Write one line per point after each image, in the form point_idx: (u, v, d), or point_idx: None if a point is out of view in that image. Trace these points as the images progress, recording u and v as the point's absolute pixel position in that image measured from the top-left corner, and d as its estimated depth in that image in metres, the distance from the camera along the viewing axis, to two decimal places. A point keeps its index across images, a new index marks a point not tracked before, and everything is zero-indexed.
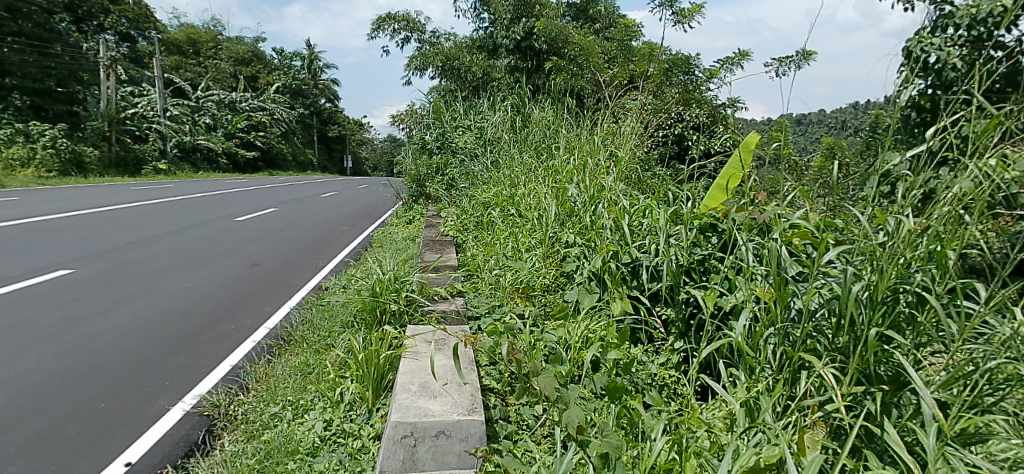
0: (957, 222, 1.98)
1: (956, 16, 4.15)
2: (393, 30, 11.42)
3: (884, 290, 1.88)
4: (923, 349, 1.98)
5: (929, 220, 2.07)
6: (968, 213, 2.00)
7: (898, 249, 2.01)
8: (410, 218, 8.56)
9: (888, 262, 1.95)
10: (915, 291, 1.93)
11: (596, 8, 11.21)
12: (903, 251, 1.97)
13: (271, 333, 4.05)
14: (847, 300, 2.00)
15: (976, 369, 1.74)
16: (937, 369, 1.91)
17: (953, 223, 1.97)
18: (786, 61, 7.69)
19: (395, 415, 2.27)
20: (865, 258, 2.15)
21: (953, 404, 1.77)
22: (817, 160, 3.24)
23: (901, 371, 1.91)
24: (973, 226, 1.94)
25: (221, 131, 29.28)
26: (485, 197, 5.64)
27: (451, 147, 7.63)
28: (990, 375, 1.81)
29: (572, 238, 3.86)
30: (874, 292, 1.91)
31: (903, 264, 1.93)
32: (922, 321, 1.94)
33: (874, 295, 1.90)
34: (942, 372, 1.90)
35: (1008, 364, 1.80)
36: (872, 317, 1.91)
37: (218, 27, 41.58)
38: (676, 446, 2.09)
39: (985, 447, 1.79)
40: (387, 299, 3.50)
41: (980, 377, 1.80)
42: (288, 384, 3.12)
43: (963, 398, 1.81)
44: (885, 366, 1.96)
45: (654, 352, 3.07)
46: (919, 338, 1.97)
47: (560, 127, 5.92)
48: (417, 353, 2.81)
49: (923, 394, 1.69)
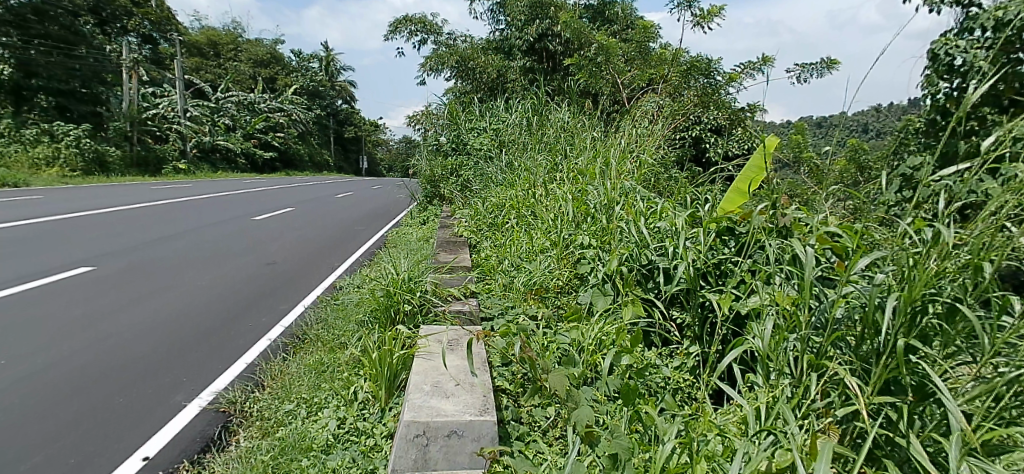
0: (997, 234, 1.91)
1: (981, 19, 4.14)
2: (409, 32, 11.51)
3: (912, 300, 1.82)
4: (949, 361, 1.93)
5: (967, 232, 1.99)
6: (1008, 220, 1.92)
7: (930, 254, 1.95)
8: (425, 218, 8.62)
9: (920, 272, 1.89)
10: (950, 301, 1.86)
11: (613, 10, 11.20)
12: (934, 261, 1.91)
13: (286, 331, 4.09)
14: (875, 310, 1.95)
15: (1004, 381, 1.69)
16: (964, 380, 1.87)
17: (991, 235, 1.90)
18: (807, 66, 7.68)
19: (408, 414, 2.28)
20: (898, 268, 2.09)
21: (977, 416, 1.74)
22: (836, 165, 3.26)
23: (927, 381, 1.87)
24: (1011, 239, 1.88)
25: (240, 131, 29.69)
26: (499, 198, 5.68)
27: (466, 148, 7.70)
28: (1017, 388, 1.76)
29: (587, 240, 3.87)
30: (903, 303, 1.85)
31: (934, 274, 1.88)
32: (950, 332, 1.88)
33: (904, 305, 1.84)
34: (968, 383, 1.87)
35: None
36: (901, 326, 1.85)
37: (238, 29, 42.29)
38: (687, 450, 2.10)
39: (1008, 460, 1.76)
40: (401, 298, 3.53)
41: (1007, 390, 1.75)
42: (303, 381, 3.15)
43: (986, 410, 1.77)
44: (911, 375, 1.91)
45: (668, 355, 3.08)
46: (948, 349, 1.92)
47: (577, 130, 5.93)
48: (431, 353, 2.84)
49: (950, 405, 1.65)
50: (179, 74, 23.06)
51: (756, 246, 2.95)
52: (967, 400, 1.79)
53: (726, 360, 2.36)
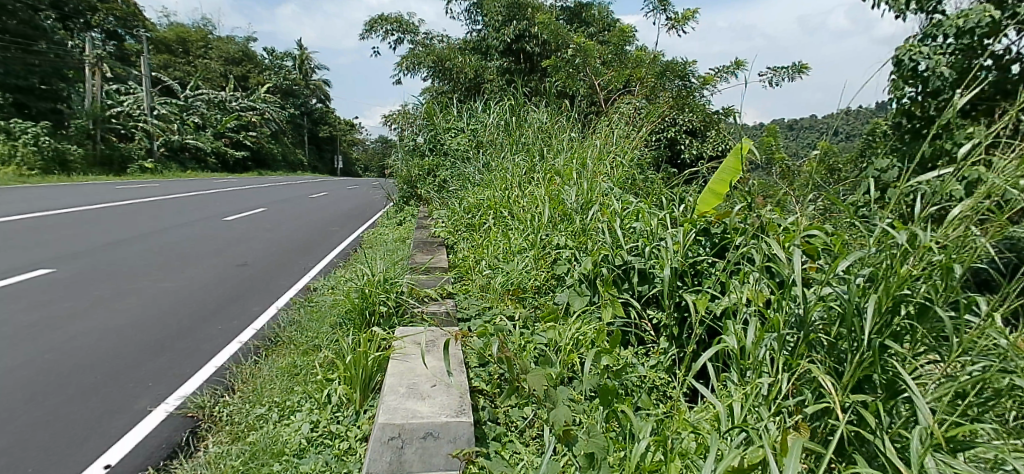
0: (967, 236, 1.95)
1: (944, 26, 4.27)
2: (385, 32, 11.42)
3: (886, 299, 1.85)
4: (917, 358, 1.97)
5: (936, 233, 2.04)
6: (976, 221, 1.97)
7: (903, 254, 1.98)
8: (401, 218, 8.56)
9: (892, 272, 1.92)
10: (922, 301, 1.89)
11: (590, 12, 11.26)
12: (906, 261, 1.95)
13: (257, 334, 4.01)
14: (848, 308, 1.98)
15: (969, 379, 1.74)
16: (932, 376, 1.91)
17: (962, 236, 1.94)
18: (779, 70, 7.84)
19: (382, 416, 2.25)
20: (869, 267, 2.12)
21: (943, 412, 1.78)
22: (808, 166, 3.32)
23: (897, 378, 1.90)
24: (979, 241, 1.92)
25: (211, 130, 29.11)
26: (477, 199, 5.65)
27: (443, 148, 7.66)
28: (982, 384, 1.80)
29: (564, 240, 3.87)
30: (877, 302, 1.88)
31: (906, 273, 1.92)
32: (919, 330, 1.92)
33: (879, 304, 1.86)
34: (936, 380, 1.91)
35: (1004, 376, 1.78)
36: (876, 325, 1.88)
37: (209, 26, 41.47)
38: (662, 447, 2.11)
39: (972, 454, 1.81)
40: (376, 300, 3.49)
41: (973, 387, 1.80)
42: (275, 385, 3.09)
43: (952, 407, 1.82)
44: (881, 373, 1.94)
45: (644, 354, 3.10)
46: (916, 347, 1.96)
47: (555, 131, 5.95)
48: (406, 355, 2.81)
49: (919, 402, 1.69)
50: (146, 71, 22.53)
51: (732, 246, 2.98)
52: (934, 396, 1.83)
53: (702, 358, 2.37)
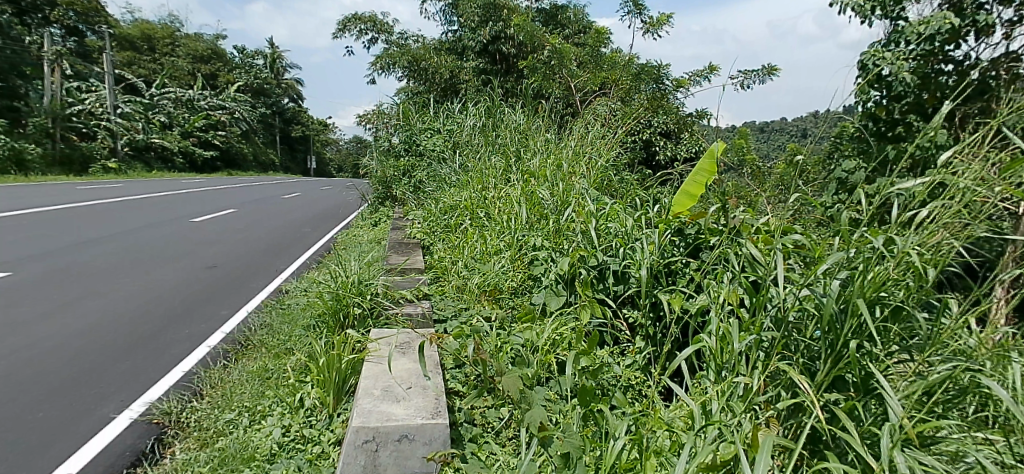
0: (938, 237, 1.98)
1: (907, 33, 4.41)
2: (359, 31, 11.30)
3: (860, 298, 1.88)
4: (885, 357, 2.01)
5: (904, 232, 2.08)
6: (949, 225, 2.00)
7: (877, 256, 2.01)
8: (376, 219, 8.47)
9: (865, 272, 1.95)
10: (896, 303, 1.92)
11: (565, 14, 11.32)
12: (878, 260, 1.99)
13: (227, 337, 3.93)
14: (823, 307, 2.00)
15: (939, 378, 1.78)
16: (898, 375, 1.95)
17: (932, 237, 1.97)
18: (750, 73, 7.99)
19: (356, 419, 2.21)
20: (840, 267, 2.16)
21: (911, 409, 1.83)
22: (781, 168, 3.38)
23: (870, 377, 1.94)
24: (944, 240, 1.97)
25: (178, 129, 28.40)
26: (453, 200, 5.62)
27: (419, 149, 7.61)
28: (949, 382, 1.85)
29: (540, 241, 3.88)
30: (853, 301, 1.91)
31: (877, 272, 1.95)
32: (887, 329, 1.97)
33: (855, 306, 1.89)
34: (903, 378, 1.95)
35: (971, 375, 1.83)
36: (848, 324, 1.91)
37: (176, 23, 40.51)
38: (637, 446, 2.12)
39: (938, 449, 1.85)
40: (350, 302, 3.44)
41: (941, 385, 1.84)
42: (245, 389, 3.02)
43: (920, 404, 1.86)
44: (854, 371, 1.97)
45: (620, 354, 3.12)
46: (885, 344, 2.00)
47: (531, 133, 5.96)
48: (380, 357, 2.79)
49: (892, 400, 1.72)
50: (110, 68, 21.89)
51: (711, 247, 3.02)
52: (903, 393, 1.88)
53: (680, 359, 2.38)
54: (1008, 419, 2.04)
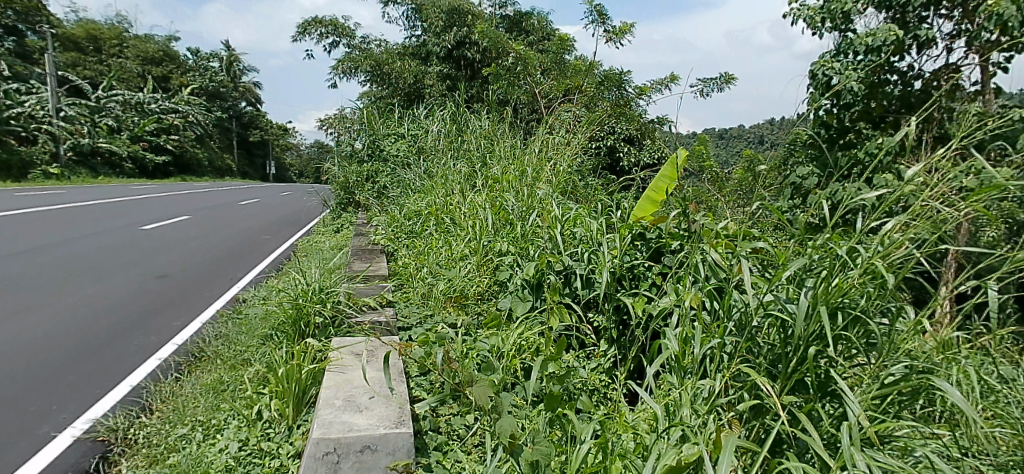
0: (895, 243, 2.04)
1: (855, 44, 4.59)
2: (320, 35, 11.12)
3: (823, 301, 1.91)
4: (842, 357, 2.06)
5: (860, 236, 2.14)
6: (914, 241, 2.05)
7: (839, 261, 2.05)
8: (338, 225, 8.31)
9: (824, 275, 1.99)
10: (853, 306, 1.97)
11: (529, 21, 11.39)
12: (837, 263, 2.03)
13: (179, 349, 3.78)
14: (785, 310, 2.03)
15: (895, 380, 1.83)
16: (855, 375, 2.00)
17: (890, 243, 2.02)
18: (709, 82, 8.18)
19: (317, 431, 2.15)
20: (799, 270, 2.21)
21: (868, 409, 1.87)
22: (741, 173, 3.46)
23: (829, 379, 1.97)
24: (898, 243, 2.03)
25: (127, 133, 27.30)
26: (417, 205, 5.56)
27: (382, 154, 7.51)
28: (903, 382, 1.91)
29: (505, 246, 3.87)
30: (816, 305, 1.94)
31: (836, 275, 1.99)
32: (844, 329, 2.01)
33: (817, 311, 1.92)
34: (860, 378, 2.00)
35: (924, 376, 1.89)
36: (808, 325, 1.94)
37: (125, 24, 39.09)
38: (603, 449, 2.12)
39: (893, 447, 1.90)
40: (311, 311, 3.34)
41: (897, 386, 1.90)
42: (198, 403, 2.90)
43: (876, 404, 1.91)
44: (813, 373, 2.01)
45: (585, 357, 3.12)
46: (843, 345, 2.04)
47: (496, 138, 5.95)
48: (342, 366, 2.72)
49: (852, 401, 1.76)
50: (52, 70, 20.95)
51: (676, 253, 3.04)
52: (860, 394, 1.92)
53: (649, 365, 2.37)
54: (952, 414, 2.13)
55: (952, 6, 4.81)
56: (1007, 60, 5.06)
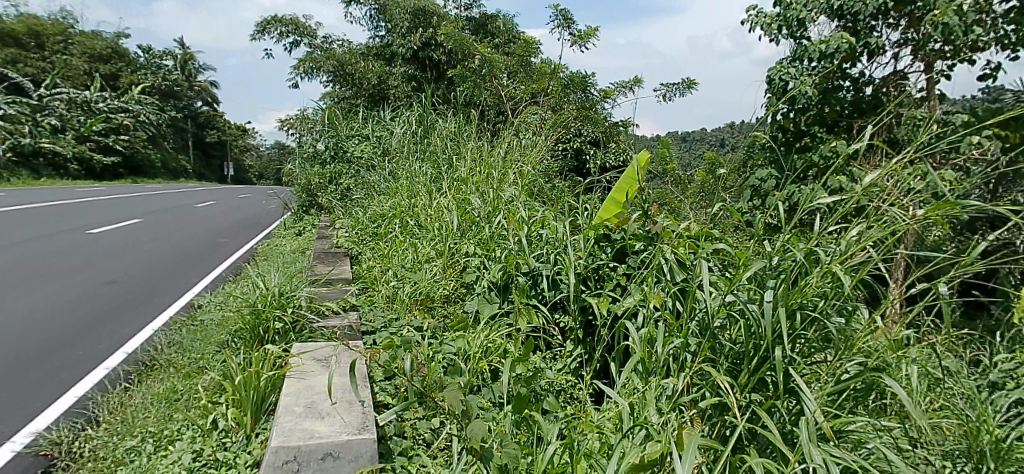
0: (852, 245, 2.09)
1: (810, 51, 4.73)
2: (280, 33, 10.87)
3: (784, 302, 1.95)
4: (802, 355, 2.10)
5: (819, 237, 2.19)
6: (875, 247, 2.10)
7: (798, 262, 2.09)
8: (300, 228, 8.12)
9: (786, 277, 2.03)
10: (813, 307, 2.02)
11: (494, 23, 11.39)
12: (797, 264, 2.07)
13: (129, 358, 3.63)
14: (747, 311, 2.07)
15: (850, 378, 1.89)
16: (811, 373, 2.05)
17: (848, 246, 2.08)
18: (672, 86, 8.32)
19: (276, 439, 2.08)
20: (761, 269, 2.24)
21: (824, 406, 1.93)
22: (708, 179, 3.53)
23: (788, 377, 2.01)
24: (856, 245, 2.09)
25: (72, 133, 26.10)
26: (381, 207, 5.47)
27: (346, 156, 7.38)
28: (856, 379, 1.98)
29: (472, 248, 3.84)
30: (776, 304, 1.98)
31: (796, 276, 2.04)
32: (808, 330, 2.05)
33: (777, 312, 1.96)
34: (819, 376, 2.05)
35: (876, 374, 1.96)
36: (770, 325, 1.98)
37: (72, 19, 37.44)
38: (568, 450, 2.12)
39: (848, 443, 1.95)
40: (270, 317, 3.24)
41: (850, 383, 1.96)
42: (149, 413, 2.78)
43: (831, 402, 1.97)
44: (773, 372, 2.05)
45: (552, 358, 3.12)
46: (803, 345, 2.09)
47: (462, 141, 5.92)
48: (303, 372, 2.65)
49: (809, 398, 1.81)
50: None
51: (642, 257, 3.07)
52: (816, 392, 1.97)
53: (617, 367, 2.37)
54: (902, 407, 2.21)
55: (898, 16, 5.02)
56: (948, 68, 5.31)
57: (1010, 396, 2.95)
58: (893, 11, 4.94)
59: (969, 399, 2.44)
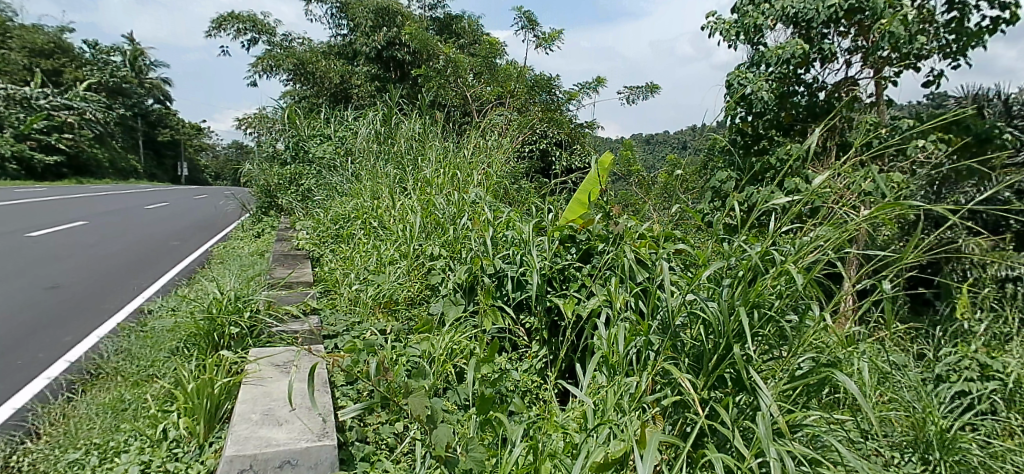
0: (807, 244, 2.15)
1: (766, 57, 4.86)
2: (237, 30, 10.58)
3: (742, 301, 1.99)
4: (760, 352, 2.15)
5: (775, 237, 2.24)
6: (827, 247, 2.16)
7: (755, 262, 2.13)
8: (259, 230, 7.90)
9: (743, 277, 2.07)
10: (770, 306, 2.06)
11: (459, 24, 11.34)
12: (754, 264, 2.11)
13: (73, 366, 3.47)
14: (707, 310, 2.10)
15: (804, 374, 1.94)
16: (769, 370, 2.10)
17: (803, 245, 2.13)
18: (635, 89, 8.43)
19: (230, 448, 2.00)
20: (720, 269, 2.28)
21: (780, 402, 1.97)
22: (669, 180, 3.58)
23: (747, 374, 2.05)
24: (809, 244, 2.14)
25: (12, 131, 24.79)
26: (344, 209, 5.37)
27: (307, 156, 7.22)
28: (810, 375, 2.03)
29: (437, 250, 3.79)
30: (735, 304, 2.01)
31: (753, 275, 2.08)
32: (766, 327, 2.09)
33: (736, 311, 1.99)
34: (776, 372, 2.10)
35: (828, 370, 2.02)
36: (729, 324, 2.02)
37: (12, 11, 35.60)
38: (533, 451, 2.11)
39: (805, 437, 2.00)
40: (226, 322, 3.13)
41: (805, 379, 2.02)
42: (94, 424, 2.66)
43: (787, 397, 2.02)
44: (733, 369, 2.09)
45: (518, 359, 3.11)
46: (760, 343, 2.13)
47: (427, 142, 5.87)
48: (260, 379, 2.57)
49: (765, 394, 1.85)
50: None
51: (606, 258, 3.09)
52: (773, 388, 2.02)
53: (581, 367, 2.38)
54: (855, 401, 2.28)
55: (849, 24, 5.18)
56: (896, 75, 5.53)
57: (952, 387, 3.10)
58: (844, 19, 5.11)
59: (917, 391, 2.55)
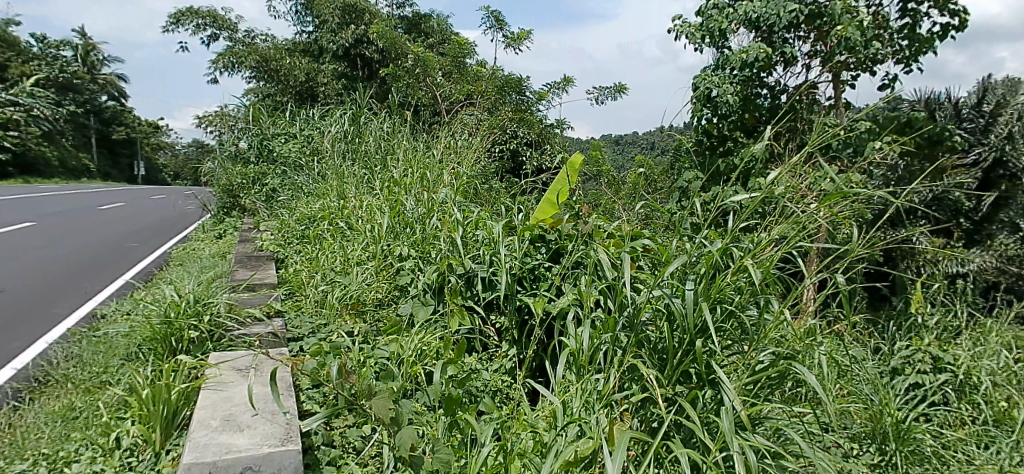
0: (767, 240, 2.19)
1: (731, 59, 4.96)
2: (196, 26, 10.28)
3: (704, 296, 2.02)
4: (724, 347, 2.18)
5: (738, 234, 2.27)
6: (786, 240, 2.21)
7: (719, 258, 2.17)
8: (221, 230, 7.68)
9: (707, 273, 2.09)
10: (732, 301, 2.10)
11: (428, 23, 11.25)
12: (717, 260, 2.14)
13: (19, 374, 3.31)
14: (672, 306, 2.12)
15: (764, 366, 1.98)
16: (733, 364, 2.14)
17: (763, 241, 2.17)
18: (604, 89, 8.50)
19: (189, 456, 1.93)
20: (686, 266, 2.31)
21: (743, 394, 2.01)
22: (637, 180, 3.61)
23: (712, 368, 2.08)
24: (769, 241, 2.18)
25: None
26: (310, 209, 5.26)
27: (272, 155, 7.06)
28: (772, 368, 2.08)
29: (405, 250, 3.74)
30: (698, 300, 2.04)
31: (716, 272, 2.11)
32: (729, 322, 2.13)
33: (700, 307, 2.02)
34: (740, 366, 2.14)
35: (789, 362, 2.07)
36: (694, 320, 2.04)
37: None
38: (502, 450, 2.09)
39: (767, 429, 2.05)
40: (185, 326, 3.02)
41: (766, 372, 2.06)
42: (42, 434, 2.53)
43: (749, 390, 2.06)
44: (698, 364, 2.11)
45: (487, 359, 3.09)
46: (725, 338, 2.17)
47: (395, 141, 5.79)
48: (221, 383, 2.50)
49: (728, 387, 1.88)
50: None
51: (575, 256, 3.10)
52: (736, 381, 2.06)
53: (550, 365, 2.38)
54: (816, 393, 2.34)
55: (809, 29, 5.32)
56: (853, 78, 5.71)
57: (907, 378, 3.21)
58: (803, 24, 5.24)
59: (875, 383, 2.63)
